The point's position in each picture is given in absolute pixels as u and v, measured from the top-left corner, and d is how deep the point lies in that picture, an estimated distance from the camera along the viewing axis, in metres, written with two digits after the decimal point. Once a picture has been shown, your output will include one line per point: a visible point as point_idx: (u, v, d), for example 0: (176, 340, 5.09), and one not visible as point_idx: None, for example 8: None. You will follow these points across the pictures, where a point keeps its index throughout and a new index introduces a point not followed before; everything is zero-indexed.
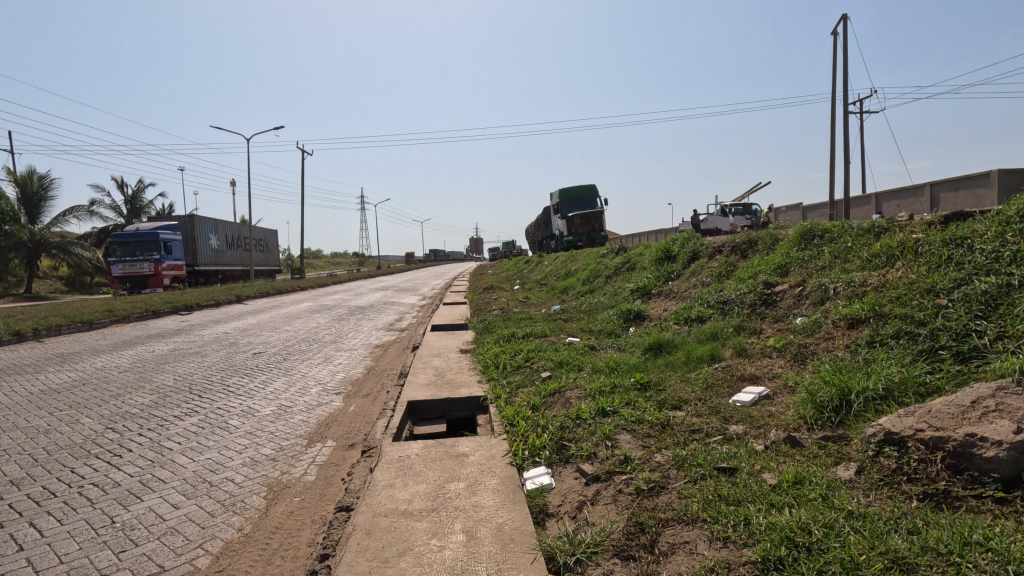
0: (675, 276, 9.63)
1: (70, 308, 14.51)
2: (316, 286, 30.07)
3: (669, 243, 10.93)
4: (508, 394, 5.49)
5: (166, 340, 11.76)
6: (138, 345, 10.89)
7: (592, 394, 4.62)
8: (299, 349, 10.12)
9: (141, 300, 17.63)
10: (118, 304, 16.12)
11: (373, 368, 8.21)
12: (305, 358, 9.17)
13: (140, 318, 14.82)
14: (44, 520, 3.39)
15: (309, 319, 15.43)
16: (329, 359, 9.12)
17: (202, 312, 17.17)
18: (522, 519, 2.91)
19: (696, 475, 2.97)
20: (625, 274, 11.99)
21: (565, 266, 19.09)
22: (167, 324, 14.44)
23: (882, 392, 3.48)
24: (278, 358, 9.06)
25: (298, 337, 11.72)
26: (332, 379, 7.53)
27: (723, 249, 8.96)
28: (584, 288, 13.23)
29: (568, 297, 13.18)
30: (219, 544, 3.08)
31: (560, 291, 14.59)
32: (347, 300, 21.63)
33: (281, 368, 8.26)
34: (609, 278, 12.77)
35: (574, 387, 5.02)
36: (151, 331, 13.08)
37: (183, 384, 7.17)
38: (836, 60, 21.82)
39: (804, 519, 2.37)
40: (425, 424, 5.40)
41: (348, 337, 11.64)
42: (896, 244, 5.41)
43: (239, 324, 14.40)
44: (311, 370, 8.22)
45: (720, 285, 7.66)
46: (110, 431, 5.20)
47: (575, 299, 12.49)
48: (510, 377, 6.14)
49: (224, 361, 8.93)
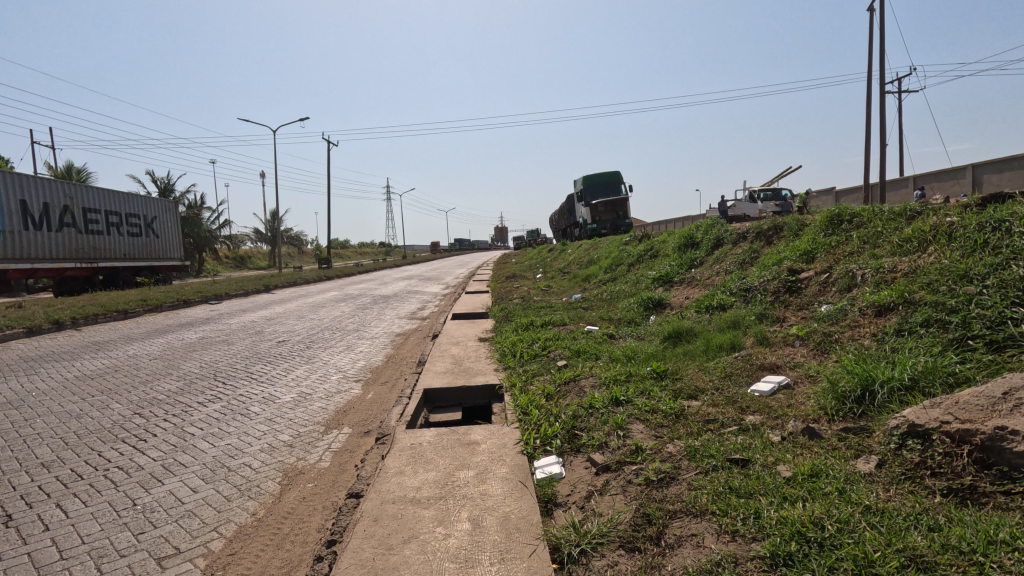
0: (698, 263, 9.44)
1: (105, 297, 15.03)
2: (343, 276, 30.53)
3: (692, 229, 10.70)
4: (524, 382, 5.48)
5: (196, 328, 12.12)
6: (169, 334, 11.21)
7: (607, 383, 4.55)
8: (321, 337, 10.26)
9: (173, 290, 18.18)
10: (152, 295, 16.65)
11: (393, 356, 8.30)
12: (327, 346, 9.32)
13: (172, 307, 15.29)
14: (70, 502, 3.50)
15: (333, 308, 15.64)
16: (351, 347, 9.25)
17: (233, 301, 17.64)
18: (529, 508, 2.88)
19: (708, 466, 2.89)
20: (647, 261, 11.83)
21: (588, 254, 18.89)
22: (198, 313, 14.90)
23: (908, 382, 3.33)
24: (301, 347, 9.23)
25: (322, 326, 11.89)
26: (353, 367, 7.62)
27: (747, 235, 8.74)
28: (606, 276, 13.12)
29: (590, 286, 13.02)
30: (233, 527, 3.15)
31: (582, 280, 14.43)
32: (372, 289, 21.85)
33: (304, 356, 8.40)
34: (632, 266, 12.57)
35: (590, 376, 4.95)
36: (182, 321, 13.45)
37: (208, 371, 7.36)
38: (873, 39, 20.99)
39: (818, 513, 2.28)
40: (441, 412, 5.43)
41: (370, 326, 11.75)
42: (929, 228, 5.16)
43: (267, 313, 14.77)
44: (333, 357, 8.35)
45: (743, 272, 7.48)
46: (137, 416, 5.37)
47: (597, 287, 12.35)
48: (526, 366, 6.11)
49: (249, 349, 9.12)
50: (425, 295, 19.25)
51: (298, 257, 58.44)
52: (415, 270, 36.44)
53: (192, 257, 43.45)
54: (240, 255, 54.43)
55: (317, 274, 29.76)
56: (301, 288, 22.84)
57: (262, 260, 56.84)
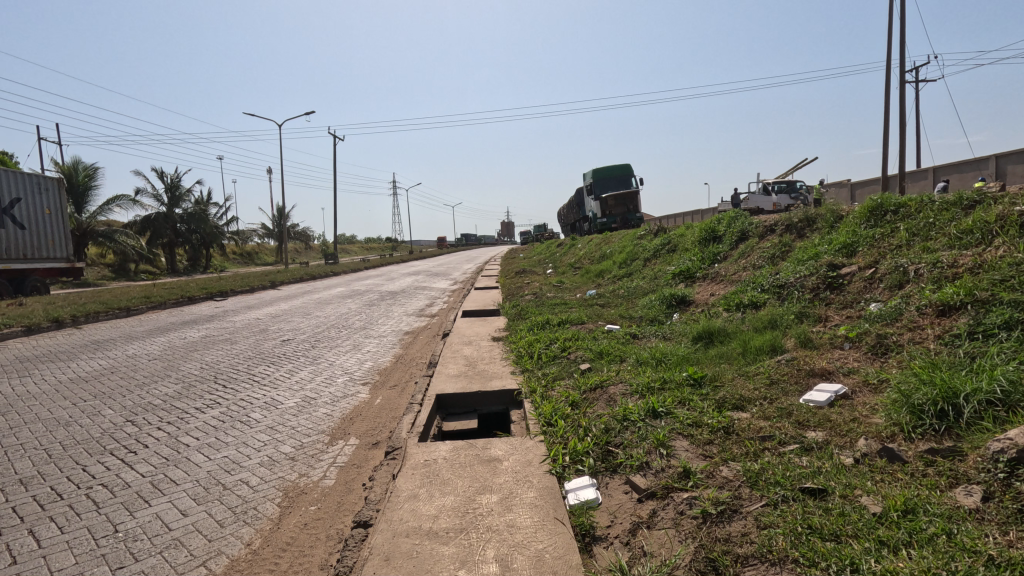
0: (721, 258, 8.96)
1: (109, 293, 14.77)
2: (351, 272, 30.26)
3: (714, 222, 10.22)
4: (544, 387, 5.06)
5: (199, 326, 11.79)
6: (171, 332, 10.89)
7: (640, 391, 4.11)
8: (327, 336, 9.90)
9: (178, 286, 17.87)
10: (156, 291, 16.38)
11: (402, 357, 7.90)
12: (333, 345, 8.94)
13: (176, 304, 15.01)
14: (45, 528, 3.13)
15: (340, 304, 15.28)
16: (358, 346, 8.86)
17: (238, 297, 17.32)
18: (566, 545, 2.47)
19: (776, 497, 2.45)
20: (666, 256, 11.35)
21: (600, 249, 18.41)
22: (202, 310, 14.59)
23: (1000, 396, 2.87)
24: (306, 346, 8.85)
25: (328, 323, 11.53)
26: (360, 369, 7.23)
27: (776, 228, 8.25)
28: (621, 271, 12.66)
29: (604, 281, 12.57)
30: (224, 562, 2.75)
31: (596, 275, 13.97)
32: (379, 285, 21.49)
33: (309, 357, 8.02)
34: (648, 261, 12.10)
35: (618, 382, 4.52)
36: (185, 318, 13.16)
37: (208, 373, 6.98)
38: (894, 25, 20.29)
39: (933, 569, 1.84)
40: (455, 420, 5.02)
41: (377, 323, 11.37)
42: (994, 218, 4.67)
43: (272, 311, 14.42)
44: (339, 358, 7.96)
45: (775, 268, 7.00)
46: (129, 424, 4.99)
47: (612, 283, 11.90)
48: (546, 369, 5.69)
49: (252, 348, 8.77)
50: (433, 291, 18.87)
51: (305, 253, 58.30)
52: (422, 265, 36.09)
53: (200, 254, 43.34)
54: (248, 251, 54.32)
55: (324, 270, 29.47)
56: (308, 285, 22.52)
57: (269, 256, 56.73)
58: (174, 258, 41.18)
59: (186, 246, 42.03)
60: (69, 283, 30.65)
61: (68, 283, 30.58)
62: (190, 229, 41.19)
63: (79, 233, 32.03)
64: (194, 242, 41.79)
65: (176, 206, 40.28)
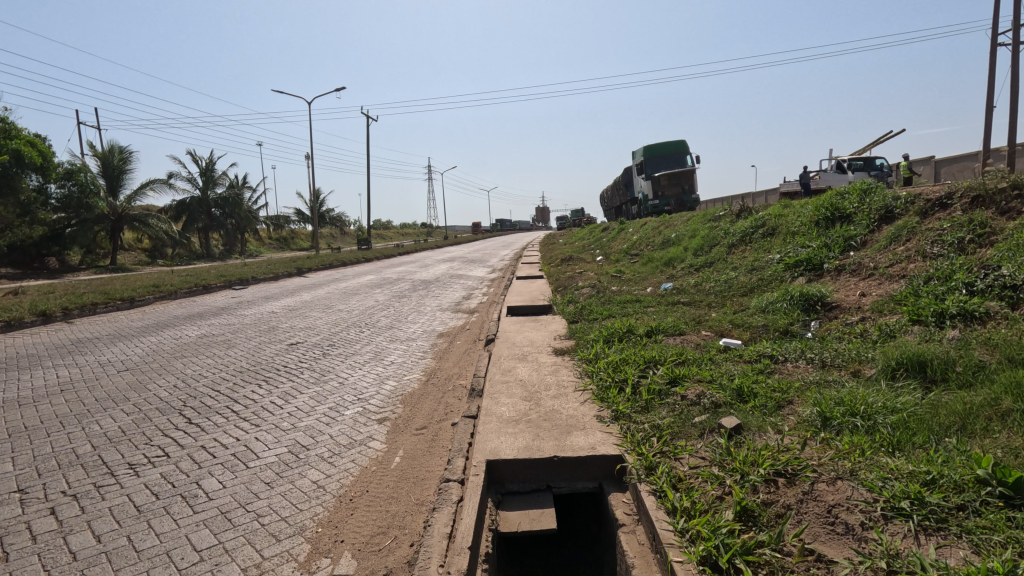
0: (857, 243, 6.70)
1: (116, 282, 13.45)
2: (382, 258, 28.79)
3: (835, 196, 7.88)
4: (667, 460, 3.05)
5: (203, 322, 10.24)
6: (168, 330, 9.33)
7: (910, 517, 2.05)
8: (344, 339, 8.13)
9: (195, 274, 16.53)
10: (171, 279, 15.03)
11: (434, 374, 5.99)
12: (349, 353, 7.13)
13: (188, 294, 13.60)
14: None
15: (366, 296, 13.56)
16: (379, 354, 7.03)
17: (258, 286, 15.88)
18: None
19: None
20: (762, 242, 9.09)
21: (660, 234, 16.09)
22: (216, 301, 13.14)
23: None
24: (315, 355, 7.07)
25: (348, 320, 9.78)
26: (377, 393, 5.37)
27: (950, 202, 5.94)
28: (699, 260, 10.46)
29: (678, 273, 10.35)
30: None
31: (662, 265, 11.76)
32: (411, 273, 19.77)
33: (317, 371, 6.21)
34: (735, 250, 9.84)
35: (825, 471, 2.47)
36: (193, 311, 11.65)
37: (178, 398, 5.22)
38: None
39: None
40: (517, 508, 3.09)
41: (405, 321, 9.54)
42: None
43: (290, 303, 12.79)
44: (352, 373, 6.12)
45: (977, 259, 4.76)
46: (13, 500, 3.23)
47: (689, 276, 9.70)
48: (653, 419, 3.68)
49: (249, 357, 7.04)
50: (470, 281, 16.97)
51: (339, 238, 57.57)
52: (458, 251, 34.32)
53: (235, 239, 42.81)
54: (282, 236, 53.76)
55: (355, 256, 28.07)
56: (337, 272, 21.06)
57: (304, 241, 56.14)
58: (209, 243, 40.73)
59: (220, 231, 41.49)
60: (103, 268, 30.23)
61: (103, 268, 30.17)
62: (224, 213, 40.51)
63: (114, 217, 31.56)
64: (228, 227, 41.19)
65: (210, 190, 39.60)
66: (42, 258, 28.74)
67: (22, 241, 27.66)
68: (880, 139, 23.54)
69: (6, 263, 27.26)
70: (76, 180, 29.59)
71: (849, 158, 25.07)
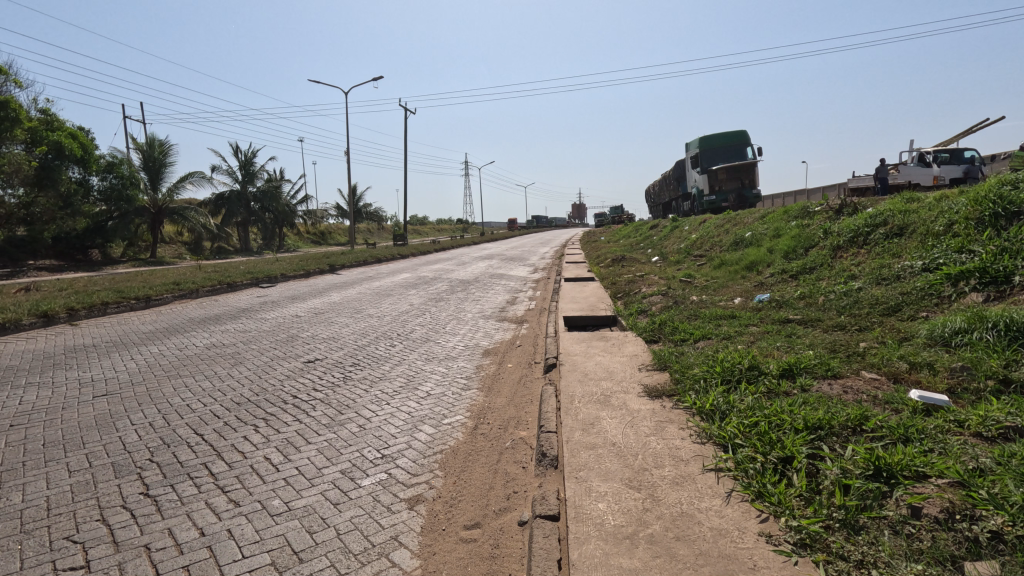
0: None
1: (136, 279, 12.51)
2: (417, 255, 27.73)
3: (1004, 187, 6.04)
4: None
5: (218, 327, 9.10)
6: (176, 338, 8.19)
7: None
8: (371, 355, 6.78)
9: (223, 270, 15.62)
10: (195, 276, 14.05)
11: (484, 417, 4.51)
12: (376, 377, 5.75)
13: (210, 293, 12.59)
14: None
15: (399, 298, 12.25)
16: (413, 380, 5.61)
17: (287, 285, 14.84)
18: None
19: None
20: (888, 244, 7.29)
21: (727, 232, 14.24)
22: (238, 301, 12.07)
23: None
24: (334, 379, 5.71)
25: (378, 329, 8.46)
26: (408, 448, 3.95)
27: None
28: (795, 264, 8.70)
29: (767, 280, 8.62)
30: None
31: (742, 269, 10.02)
32: (448, 271, 18.44)
33: (333, 406, 4.81)
34: (844, 254, 8.06)
35: None
36: (211, 313, 10.54)
37: (145, 446, 3.91)
38: None
39: None
40: None
41: (444, 332, 8.14)
42: None
43: (316, 304, 11.61)
44: (377, 411, 4.70)
45: None
46: None
47: (787, 285, 7.97)
48: (881, 558, 2.10)
49: (255, 379, 5.74)
50: (512, 281, 15.51)
51: (376, 233, 57.24)
52: (497, 248, 32.93)
53: (273, 233, 42.58)
54: (320, 230, 53.56)
55: (391, 252, 26.98)
56: (370, 269, 19.94)
57: (341, 236, 55.86)
58: (247, 237, 40.60)
59: (258, 225, 41.35)
60: (143, 261, 30.13)
61: (143, 261, 30.08)
62: (262, 207, 40.31)
63: (155, 210, 31.47)
64: (266, 221, 40.94)
65: (248, 183, 39.32)
66: (85, 250, 28.76)
67: (65, 233, 27.65)
68: (973, 128, 20.87)
69: (49, 254, 27.32)
70: (117, 172, 29.47)
71: (934, 149, 22.46)
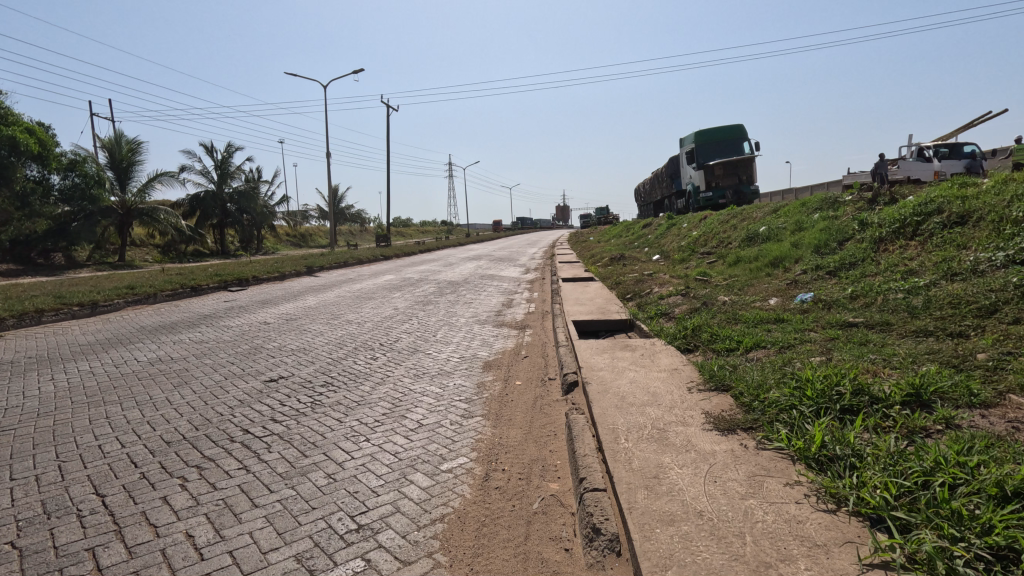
0: None
1: (84, 284, 11.14)
2: (401, 256, 26.46)
3: None
4: None
5: (171, 337, 7.83)
6: (117, 352, 6.92)
7: None
8: (348, 371, 5.60)
9: (188, 273, 14.27)
10: (155, 280, 12.70)
11: (496, 459, 3.38)
12: (352, 402, 4.57)
13: (169, 299, 11.26)
14: None
15: (383, 302, 11.06)
16: (399, 405, 4.45)
17: (259, 288, 13.55)
18: None
19: None
20: (949, 234, 6.34)
21: (736, 228, 13.33)
22: (201, 307, 10.79)
23: None
24: (300, 404, 4.51)
25: (358, 338, 7.28)
26: (393, 512, 2.79)
27: None
28: (830, 259, 7.73)
29: (801, 277, 7.64)
30: None
31: (765, 265, 9.04)
32: (435, 272, 17.28)
33: (295, 445, 3.63)
34: (891, 246, 7.11)
35: None
36: (167, 321, 9.24)
37: (10, 521, 2.70)
38: None
39: None
40: None
41: (435, 341, 6.99)
42: None
43: (289, 310, 10.37)
44: (351, 453, 3.53)
45: None
46: None
47: (828, 283, 6.98)
48: None
49: (198, 405, 4.52)
50: (505, 283, 14.40)
51: (358, 235, 55.75)
52: (486, 249, 31.83)
53: (250, 234, 40.94)
54: (300, 232, 51.92)
55: (373, 254, 25.70)
56: (351, 272, 18.69)
57: (322, 238, 54.18)
58: (223, 239, 38.93)
59: (235, 227, 39.69)
60: (110, 264, 28.41)
61: (109, 264, 28.35)
62: (239, 208, 38.70)
63: (122, 211, 29.74)
64: (243, 223, 39.31)
65: (223, 184, 37.64)
66: (46, 253, 26.95)
67: (24, 235, 25.87)
68: (974, 120, 20.04)
69: (6, 258, 25.51)
70: (80, 171, 27.74)
71: (932, 143, 21.87)
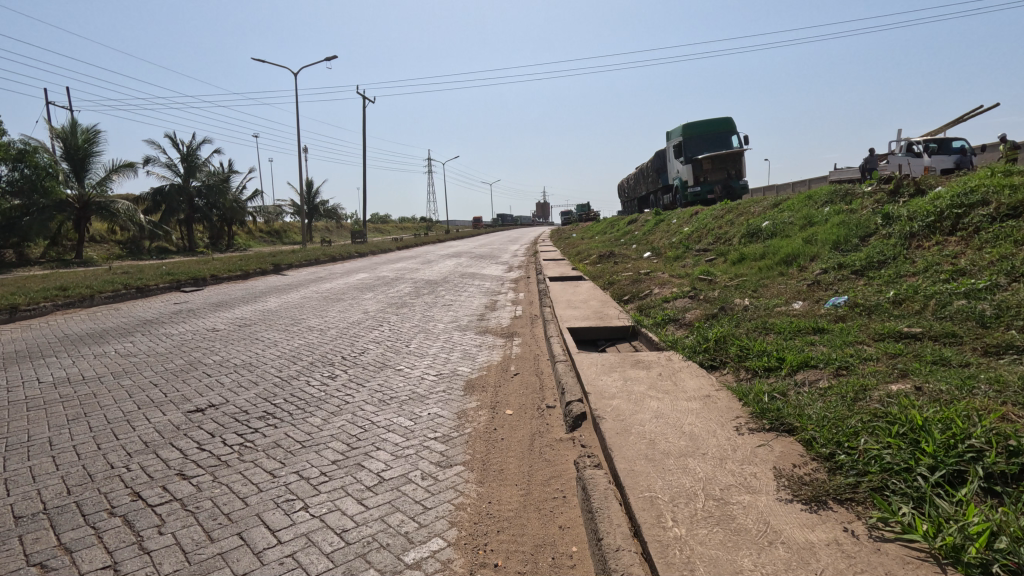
0: None
1: (7, 286, 9.75)
2: (376, 253, 25.18)
3: None
4: None
5: (95, 348, 6.61)
6: (19, 369, 5.70)
7: None
8: (297, 396, 4.50)
9: (137, 273, 12.88)
10: (94, 280, 11.32)
11: (484, 545, 2.37)
12: (294, 444, 3.49)
13: (108, 302, 9.94)
14: None
15: (352, 304, 9.92)
16: (354, 449, 3.40)
17: (215, 289, 12.25)
18: None
19: None
20: (1001, 228, 5.52)
21: (733, 223, 12.51)
22: (143, 311, 9.50)
23: None
24: (224, 448, 3.42)
25: (317, 350, 6.18)
26: None
27: None
28: (855, 256, 6.89)
29: (823, 277, 6.78)
30: None
31: (777, 264, 8.18)
32: (412, 271, 16.13)
33: (198, 523, 2.56)
34: (927, 242, 6.29)
35: None
36: (97, 329, 7.98)
37: None
38: None
39: None
40: None
41: (408, 354, 5.93)
42: None
43: (244, 314, 9.17)
44: (277, 536, 2.46)
45: None
46: None
47: (858, 284, 6.13)
48: None
49: (86, 452, 3.39)
50: (487, 282, 13.37)
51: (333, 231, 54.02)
52: (464, 246, 30.67)
53: (219, 230, 39.10)
54: (273, 228, 50.04)
55: (346, 251, 24.37)
56: (321, 270, 17.41)
57: (296, 234, 52.34)
58: (190, 235, 37.06)
59: (202, 223, 37.84)
60: (63, 262, 26.52)
61: (63, 262, 26.49)
62: (207, 203, 36.89)
63: (78, 206, 27.84)
64: (211, 218, 37.48)
65: (190, 177, 35.77)
66: None
67: None
68: (962, 116, 19.69)
69: None
70: (30, 162, 25.79)
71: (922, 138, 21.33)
